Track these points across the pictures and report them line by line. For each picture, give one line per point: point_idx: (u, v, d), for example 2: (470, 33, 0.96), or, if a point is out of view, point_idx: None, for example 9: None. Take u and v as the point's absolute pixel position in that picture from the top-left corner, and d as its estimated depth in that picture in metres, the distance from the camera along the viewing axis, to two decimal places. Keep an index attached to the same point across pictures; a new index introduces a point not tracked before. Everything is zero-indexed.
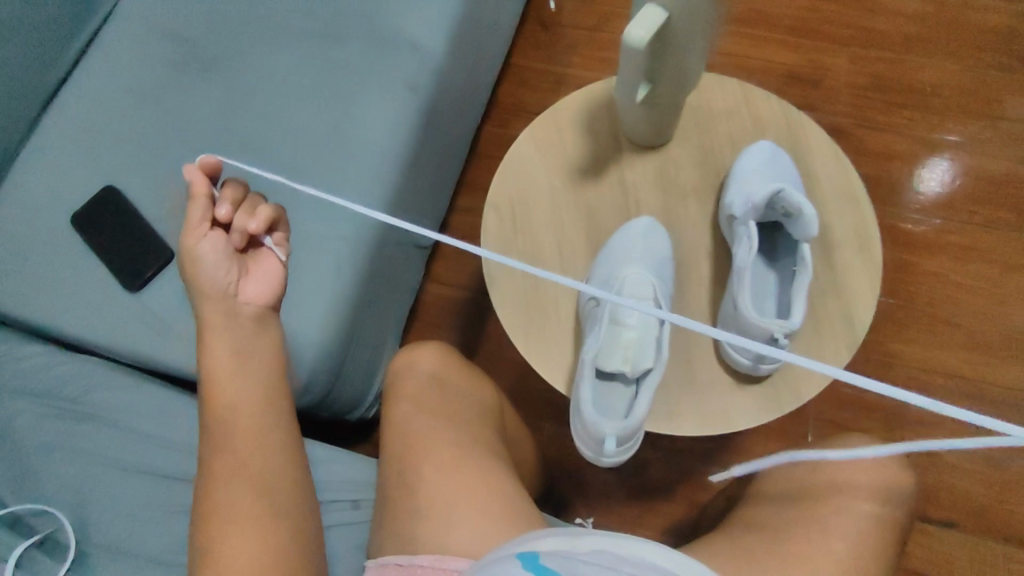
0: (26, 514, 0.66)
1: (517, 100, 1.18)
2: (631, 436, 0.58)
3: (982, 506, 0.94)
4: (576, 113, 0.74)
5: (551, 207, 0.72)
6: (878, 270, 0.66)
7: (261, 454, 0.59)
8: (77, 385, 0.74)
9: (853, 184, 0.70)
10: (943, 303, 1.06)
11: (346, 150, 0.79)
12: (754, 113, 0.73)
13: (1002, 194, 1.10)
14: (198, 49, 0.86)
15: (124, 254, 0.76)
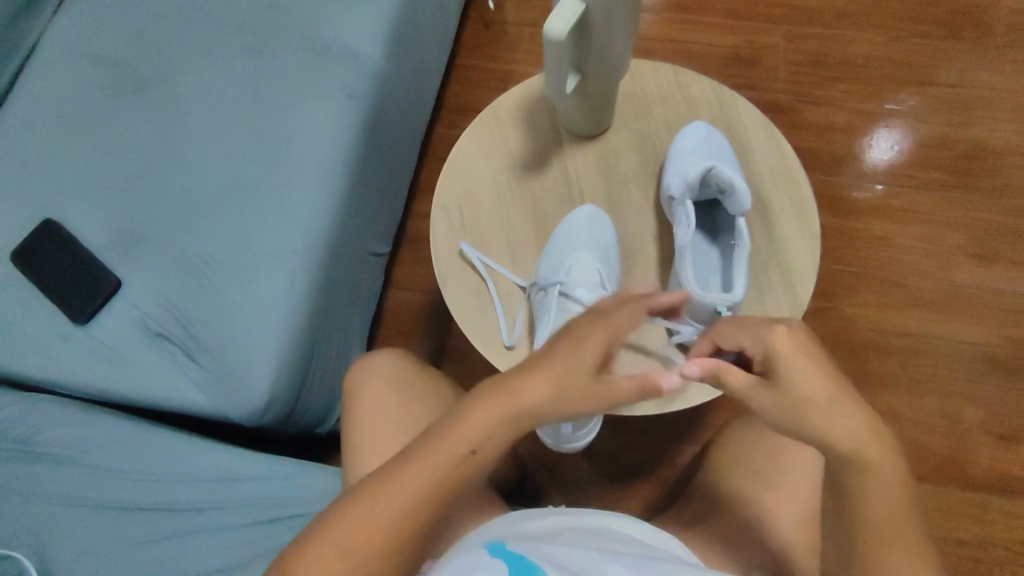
0: None
1: (465, 100, 1.19)
2: (588, 423, 0.61)
3: (937, 455, 0.99)
4: (515, 108, 0.75)
5: (497, 202, 0.73)
6: (816, 237, 0.68)
7: None
8: (28, 425, 0.72)
9: (785, 157, 0.72)
10: (889, 265, 1.09)
11: (292, 163, 0.78)
12: (687, 95, 0.75)
13: (937, 156, 1.14)
14: (130, 73, 0.84)
15: (70, 288, 0.74)
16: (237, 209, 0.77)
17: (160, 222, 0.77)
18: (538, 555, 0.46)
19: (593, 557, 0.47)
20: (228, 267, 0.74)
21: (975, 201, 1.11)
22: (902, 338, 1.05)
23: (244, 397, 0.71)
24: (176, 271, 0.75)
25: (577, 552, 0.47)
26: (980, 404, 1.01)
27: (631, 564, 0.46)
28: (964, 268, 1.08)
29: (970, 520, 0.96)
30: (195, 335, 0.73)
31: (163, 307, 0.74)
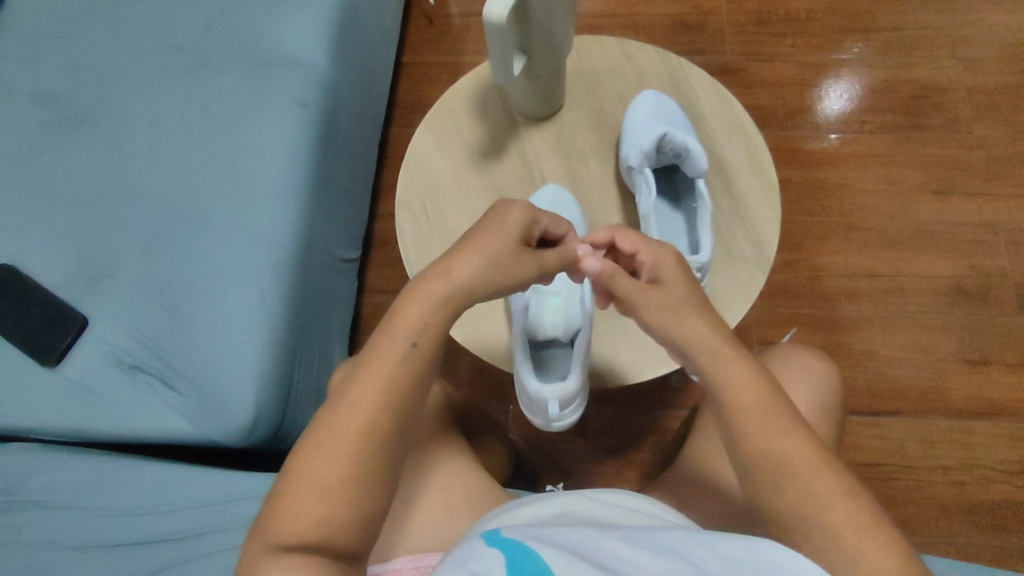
0: None
1: (418, 97, 1.18)
2: (573, 396, 0.60)
3: (917, 386, 1.02)
4: (467, 98, 0.75)
5: (460, 194, 0.73)
6: (775, 192, 0.70)
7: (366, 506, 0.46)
8: (9, 475, 0.70)
9: (737, 116, 0.73)
10: (853, 211, 1.12)
11: (250, 179, 0.77)
12: (635, 65, 0.76)
13: (886, 99, 1.17)
14: (69, 106, 0.82)
15: (36, 331, 0.72)
16: (198, 233, 0.75)
17: (120, 254, 0.75)
18: (533, 538, 0.45)
19: (591, 533, 0.46)
20: (195, 290, 0.73)
21: (927, 139, 1.14)
22: (871, 280, 1.08)
23: (230, 421, 0.70)
24: (144, 301, 0.73)
25: (571, 531, 0.46)
26: (952, 333, 1.05)
27: (625, 536, 0.45)
28: (922, 205, 1.11)
29: (956, 446, 0.99)
30: (172, 363, 0.72)
31: (134, 339, 0.72)
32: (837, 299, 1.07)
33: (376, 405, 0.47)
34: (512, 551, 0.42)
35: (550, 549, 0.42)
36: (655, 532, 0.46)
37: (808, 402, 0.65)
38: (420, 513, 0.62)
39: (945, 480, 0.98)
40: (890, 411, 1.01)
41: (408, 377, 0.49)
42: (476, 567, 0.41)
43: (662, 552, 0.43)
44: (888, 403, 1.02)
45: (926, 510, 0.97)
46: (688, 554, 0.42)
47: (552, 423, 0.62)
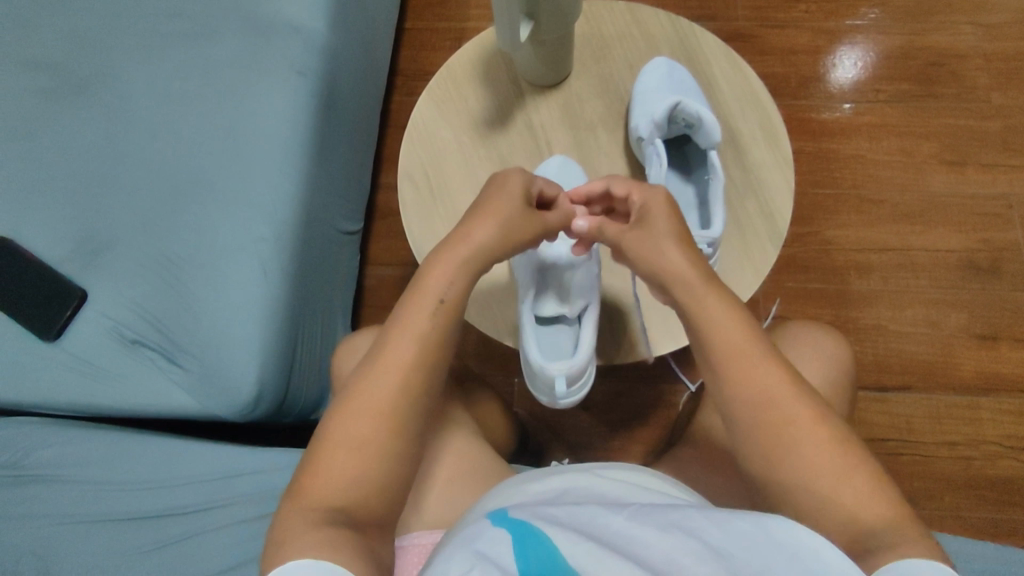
0: None
1: (421, 65, 1.15)
2: (581, 372, 0.59)
3: (925, 361, 1.01)
4: (472, 65, 0.73)
5: (465, 165, 0.71)
6: (789, 163, 0.68)
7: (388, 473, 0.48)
8: (14, 450, 0.70)
9: (751, 85, 0.70)
10: (865, 183, 1.09)
11: (250, 149, 0.75)
12: (646, 31, 0.73)
13: (902, 67, 1.13)
14: (63, 74, 0.80)
15: (36, 305, 0.71)
16: (197, 205, 0.74)
17: (119, 227, 0.74)
18: (542, 518, 0.44)
19: (596, 512, 0.45)
20: (197, 266, 0.72)
21: (943, 109, 1.11)
22: (882, 254, 1.06)
23: (235, 396, 0.69)
24: (145, 275, 0.72)
25: (579, 509, 0.46)
26: (963, 308, 1.03)
27: (633, 513, 0.45)
28: (936, 177, 1.09)
29: (962, 422, 0.99)
30: (174, 338, 0.71)
31: (135, 313, 0.71)
32: (846, 273, 1.06)
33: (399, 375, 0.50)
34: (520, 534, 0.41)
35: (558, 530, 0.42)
36: (665, 510, 0.46)
37: (817, 377, 0.64)
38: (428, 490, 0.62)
39: (949, 455, 0.98)
40: (896, 387, 1.01)
41: (439, 346, 0.52)
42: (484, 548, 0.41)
43: (668, 528, 0.42)
44: (895, 379, 1.01)
45: (929, 485, 0.97)
46: (696, 532, 0.42)
47: (559, 400, 0.61)
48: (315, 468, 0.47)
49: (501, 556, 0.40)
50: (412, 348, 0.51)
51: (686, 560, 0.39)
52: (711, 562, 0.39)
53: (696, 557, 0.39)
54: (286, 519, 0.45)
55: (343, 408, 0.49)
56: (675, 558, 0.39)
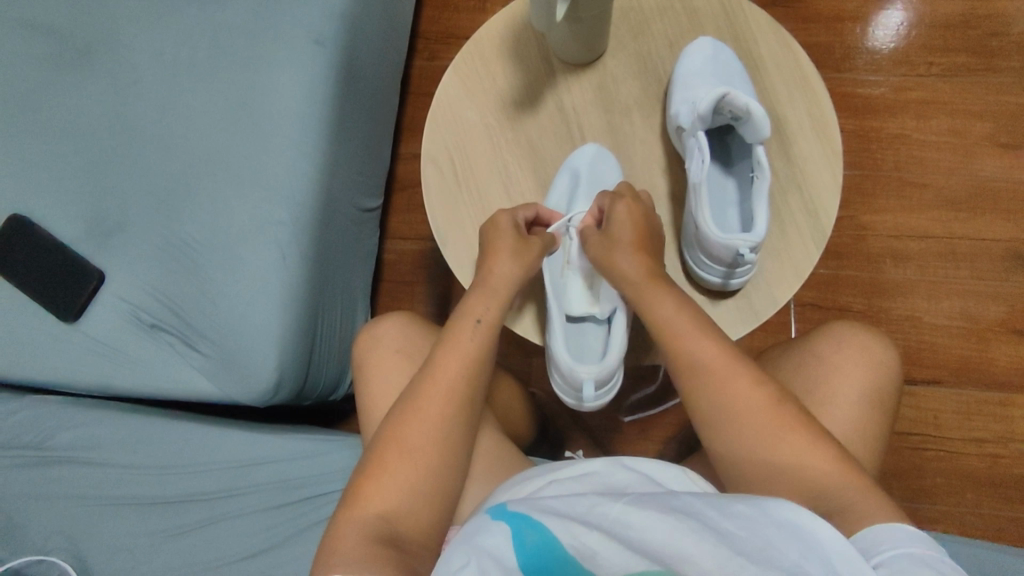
0: (25, 566, 0.65)
1: (444, 27, 1.09)
2: (610, 377, 0.58)
3: (959, 355, 0.98)
4: (501, 40, 0.68)
5: (491, 149, 0.67)
6: (838, 155, 0.63)
7: (434, 485, 0.50)
8: (36, 429, 0.70)
9: (802, 67, 0.65)
10: (909, 164, 1.03)
11: (266, 125, 0.72)
12: (689, 5, 0.67)
13: (958, 37, 1.05)
14: (71, 40, 0.76)
15: (54, 286, 0.70)
16: (213, 184, 0.71)
17: (133, 205, 0.72)
18: (540, 509, 0.42)
19: (595, 500, 0.42)
20: (214, 249, 0.70)
21: (1001, 86, 1.03)
22: (922, 242, 1.01)
23: (254, 382, 0.69)
24: (161, 256, 0.71)
25: (578, 498, 0.43)
26: (1004, 301, 0.99)
27: (635, 497, 0.42)
28: (986, 159, 1.02)
29: (994, 419, 0.96)
30: (191, 323, 0.70)
31: (152, 296, 0.70)
32: (882, 261, 1.01)
33: (450, 391, 0.53)
34: (517, 521, 0.41)
35: (555, 518, 0.40)
36: (670, 492, 0.43)
37: (857, 385, 0.61)
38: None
39: (977, 452, 0.96)
40: (927, 381, 0.98)
41: (481, 357, 0.56)
42: (479, 539, 0.40)
43: (669, 512, 0.39)
44: (926, 372, 0.98)
45: (953, 481, 0.95)
46: (700, 514, 0.39)
47: (584, 404, 0.60)
48: (362, 481, 0.50)
49: (497, 548, 0.39)
50: (457, 364, 0.54)
51: (687, 547, 0.36)
52: (714, 547, 0.36)
53: (702, 547, 0.36)
54: (336, 530, 0.47)
55: (396, 420, 0.52)
56: (676, 545, 0.37)
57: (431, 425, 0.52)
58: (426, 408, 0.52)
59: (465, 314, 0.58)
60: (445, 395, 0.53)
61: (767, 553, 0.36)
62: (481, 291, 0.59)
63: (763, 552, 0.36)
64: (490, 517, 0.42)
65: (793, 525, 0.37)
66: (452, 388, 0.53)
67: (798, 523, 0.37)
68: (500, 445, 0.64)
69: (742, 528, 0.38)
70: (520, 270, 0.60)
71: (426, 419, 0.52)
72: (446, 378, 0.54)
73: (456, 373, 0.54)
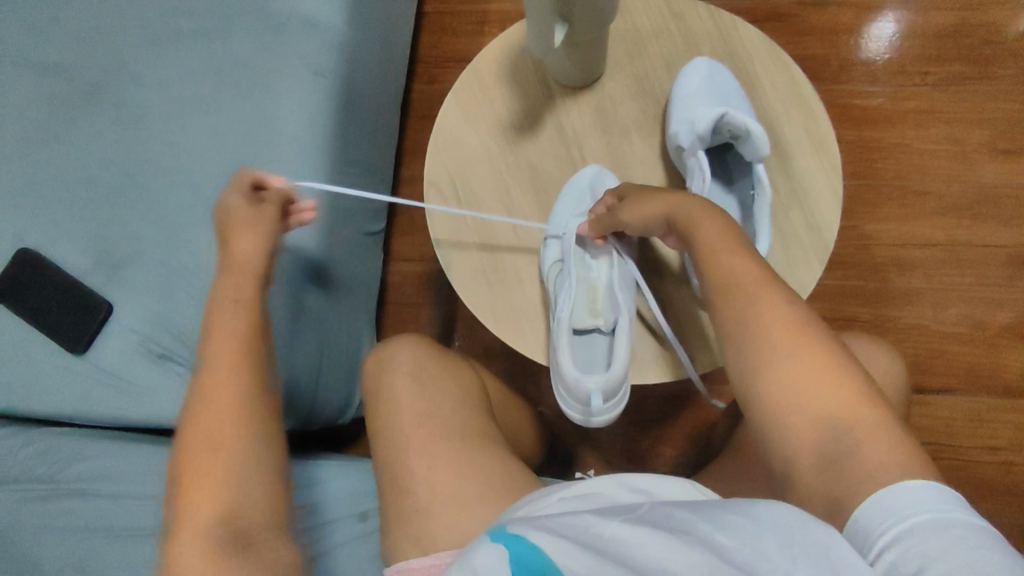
0: None
1: (442, 51, 1.11)
2: (616, 386, 0.59)
3: (968, 362, 0.97)
4: (500, 65, 0.69)
5: (493, 173, 0.68)
6: (837, 170, 0.64)
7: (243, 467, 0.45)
8: (48, 462, 0.71)
9: (798, 85, 0.66)
10: (910, 173, 1.04)
11: (270, 155, 0.73)
12: (684, 25, 0.68)
13: (952, 46, 1.06)
14: (78, 78, 0.78)
15: (62, 319, 0.71)
16: None
17: (140, 238, 0.73)
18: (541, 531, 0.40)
19: (591, 520, 0.41)
20: (220, 278, 0.71)
21: (998, 93, 1.04)
22: (925, 250, 1.01)
23: None
24: (168, 287, 0.72)
25: (574, 520, 0.41)
26: (1010, 306, 0.98)
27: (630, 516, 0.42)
28: (987, 165, 1.02)
29: (1006, 425, 0.95)
30: (199, 351, 0.70)
31: (160, 328, 0.71)
32: (886, 270, 1.01)
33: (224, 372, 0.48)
34: (513, 543, 0.38)
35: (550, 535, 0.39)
36: (663, 509, 0.43)
37: None
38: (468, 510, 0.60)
39: (991, 460, 0.95)
40: (937, 389, 0.97)
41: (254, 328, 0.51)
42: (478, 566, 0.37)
43: (665, 530, 0.39)
44: (936, 380, 0.98)
45: (968, 490, 0.94)
46: (694, 530, 0.39)
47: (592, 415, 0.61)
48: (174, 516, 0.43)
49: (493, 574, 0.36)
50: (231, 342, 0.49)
51: (682, 559, 0.36)
52: (706, 558, 0.36)
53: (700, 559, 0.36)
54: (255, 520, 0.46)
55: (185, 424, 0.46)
56: (673, 561, 0.36)
57: (218, 413, 0.46)
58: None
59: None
60: (228, 367, 0.48)
61: (757, 564, 0.36)
62: (239, 274, 0.54)
63: (757, 562, 0.36)
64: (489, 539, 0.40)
65: (780, 535, 0.38)
66: (235, 361, 0.48)
67: (787, 535, 0.38)
68: (509, 465, 0.64)
69: (734, 542, 0.38)
70: (264, 242, 0.56)
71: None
72: (216, 371, 0.48)
73: (241, 363, 0.48)
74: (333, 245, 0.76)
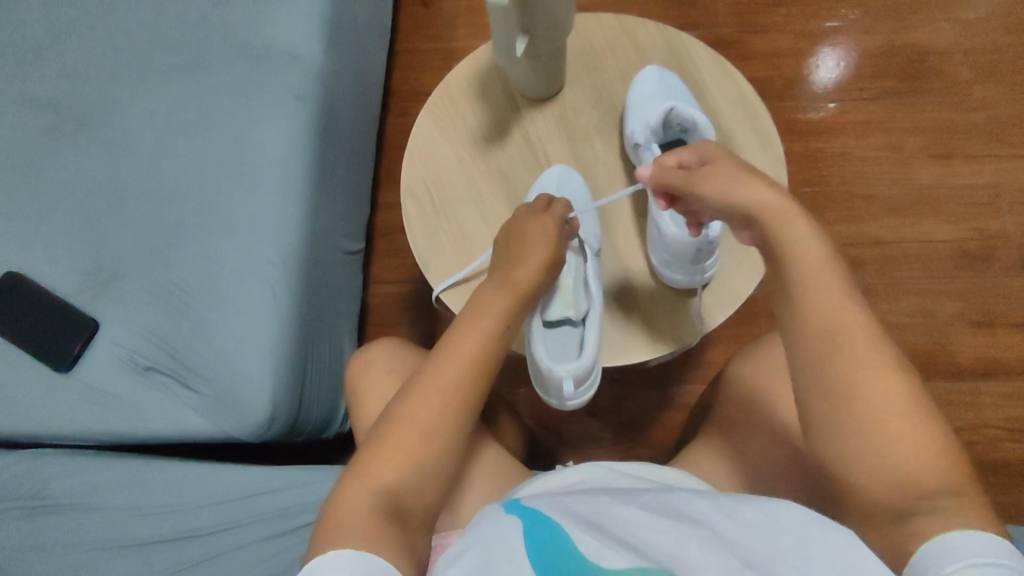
0: None
1: (414, 85, 1.17)
2: (588, 373, 0.62)
3: (925, 350, 1.03)
4: (469, 82, 0.75)
5: (466, 180, 0.73)
6: (782, 161, 0.69)
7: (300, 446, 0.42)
8: (34, 481, 0.70)
9: (740, 88, 0.72)
10: (855, 179, 1.11)
11: (253, 172, 0.77)
12: (635, 41, 0.75)
13: (882, 65, 1.16)
14: (67, 109, 0.81)
15: (48, 338, 0.72)
16: (206, 231, 0.75)
17: (127, 258, 0.75)
18: (554, 508, 0.46)
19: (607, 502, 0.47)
20: (207, 290, 0.73)
21: (927, 105, 1.13)
22: (876, 248, 1.08)
23: (250, 418, 0.70)
24: (155, 303, 0.73)
25: (590, 499, 0.47)
26: (957, 296, 1.05)
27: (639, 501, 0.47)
28: (924, 169, 1.11)
29: (965, 408, 1.00)
30: (187, 362, 0.72)
31: (147, 341, 0.72)
32: None
33: None
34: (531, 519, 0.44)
35: (564, 518, 0.44)
36: (677, 495, 0.46)
37: None
38: (462, 496, 0.62)
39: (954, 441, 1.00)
40: None
41: None
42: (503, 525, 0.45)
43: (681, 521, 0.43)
44: None
45: None
46: (708, 522, 0.43)
47: (567, 401, 0.64)
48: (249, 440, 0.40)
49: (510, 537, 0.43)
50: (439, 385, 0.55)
51: (693, 558, 0.39)
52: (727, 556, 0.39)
53: (719, 561, 0.39)
54: (339, 505, 0.47)
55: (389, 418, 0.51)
56: (686, 553, 0.40)
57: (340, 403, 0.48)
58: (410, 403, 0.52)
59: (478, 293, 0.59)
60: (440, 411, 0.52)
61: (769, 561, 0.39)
62: None
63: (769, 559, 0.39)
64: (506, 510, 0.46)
65: (795, 530, 0.41)
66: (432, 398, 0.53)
67: (800, 528, 0.41)
68: (495, 452, 0.66)
69: (748, 535, 0.41)
70: None
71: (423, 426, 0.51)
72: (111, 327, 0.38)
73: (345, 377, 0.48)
74: (315, 257, 0.79)
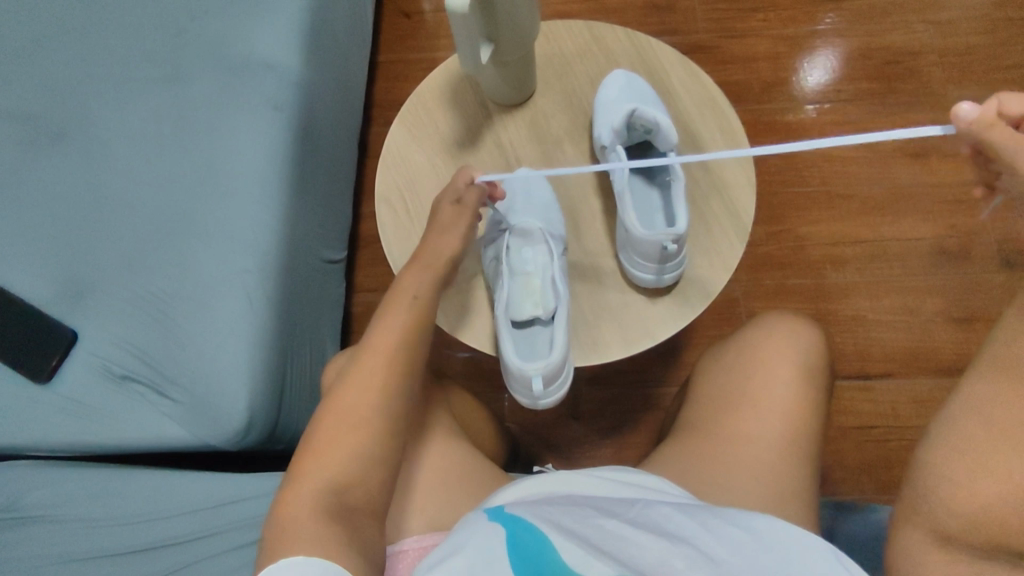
0: None
1: (396, 95, 1.18)
2: (557, 371, 0.62)
3: (905, 347, 1.04)
4: (441, 89, 0.76)
5: (439, 186, 0.73)
6: (749, 161, 0.70)
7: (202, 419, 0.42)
8: (8, 493, 0.70)
9: (707, 90, 0.73)
10: (835, 179, 1.12)
11: (228, 182, 0.77)
12: (604, 46, 0.76)
13: (858, 67, 1.17)
14: (45, 123, 0.82)
15: (25, 350, 0.73)
16: (181, 241, 0.76)
17: (103, 269, 0.76)
18: (533, 514, 0.47)
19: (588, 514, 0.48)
20: (182, 300, 0.74)
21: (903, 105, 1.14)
22: (856, 247, 1.09)
23: (225, 426, 0.70)
24: (130, 313, 0.74)
25: (569, 509, 0.49)
26: (937, 293, 1.05)
27: (626, 519, 0.48)
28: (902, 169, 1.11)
29: None
30: (162, 371, 0.72)
31: (123, 351, 0.73)
32: (822, 268, 1.08)
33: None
34: (512, 524, 0.45)
35: (553, 530, 0.44)
36: (657, 510, 0.49)
37: (792, 360, 0.66)
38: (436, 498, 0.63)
39: None
40: (880, 374, 1.03)
41: None
42: (485, 530, 0.46)
43: (661, 537, 0.45)
44: (878, 366, 1.04)
45: None
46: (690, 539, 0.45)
47: (540, 399, 0.65)
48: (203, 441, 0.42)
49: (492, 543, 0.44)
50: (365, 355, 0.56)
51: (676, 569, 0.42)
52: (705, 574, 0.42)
53: (685, 561, 0.43)
54: (285, 508, 0.48)
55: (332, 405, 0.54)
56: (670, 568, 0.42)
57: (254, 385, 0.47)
58: (372, 407, 0.53)
59: (410, 287, 0.60)
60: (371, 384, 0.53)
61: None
62: None
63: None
64: (489, 518, 0.47)
65: (766, 543, 0.44)
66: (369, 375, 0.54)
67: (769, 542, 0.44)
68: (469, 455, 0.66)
69: (723, 549, 0.44)
70: None
71: (369, 424, 0.53)
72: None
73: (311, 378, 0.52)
74: (292, 265, 0.80)
